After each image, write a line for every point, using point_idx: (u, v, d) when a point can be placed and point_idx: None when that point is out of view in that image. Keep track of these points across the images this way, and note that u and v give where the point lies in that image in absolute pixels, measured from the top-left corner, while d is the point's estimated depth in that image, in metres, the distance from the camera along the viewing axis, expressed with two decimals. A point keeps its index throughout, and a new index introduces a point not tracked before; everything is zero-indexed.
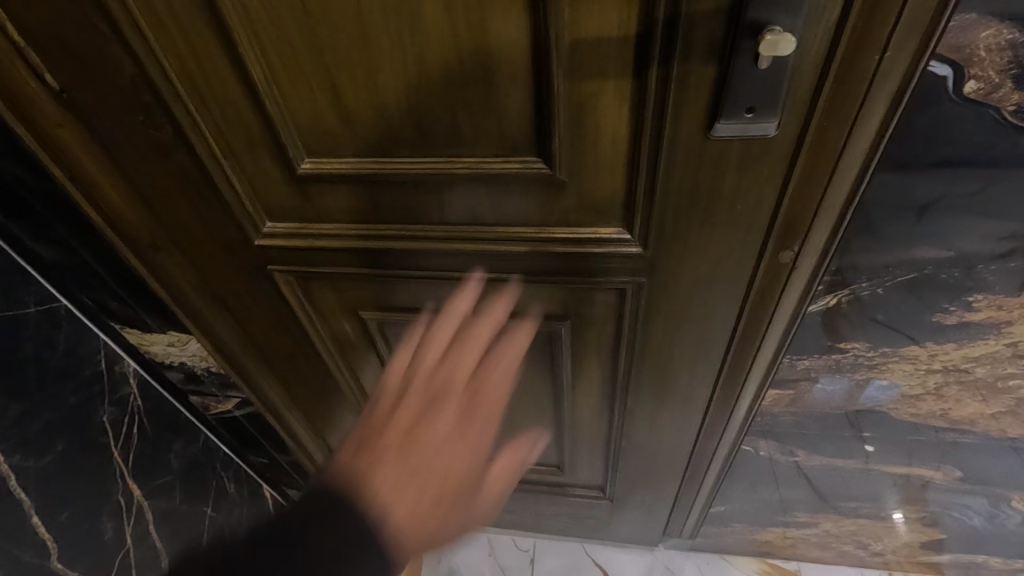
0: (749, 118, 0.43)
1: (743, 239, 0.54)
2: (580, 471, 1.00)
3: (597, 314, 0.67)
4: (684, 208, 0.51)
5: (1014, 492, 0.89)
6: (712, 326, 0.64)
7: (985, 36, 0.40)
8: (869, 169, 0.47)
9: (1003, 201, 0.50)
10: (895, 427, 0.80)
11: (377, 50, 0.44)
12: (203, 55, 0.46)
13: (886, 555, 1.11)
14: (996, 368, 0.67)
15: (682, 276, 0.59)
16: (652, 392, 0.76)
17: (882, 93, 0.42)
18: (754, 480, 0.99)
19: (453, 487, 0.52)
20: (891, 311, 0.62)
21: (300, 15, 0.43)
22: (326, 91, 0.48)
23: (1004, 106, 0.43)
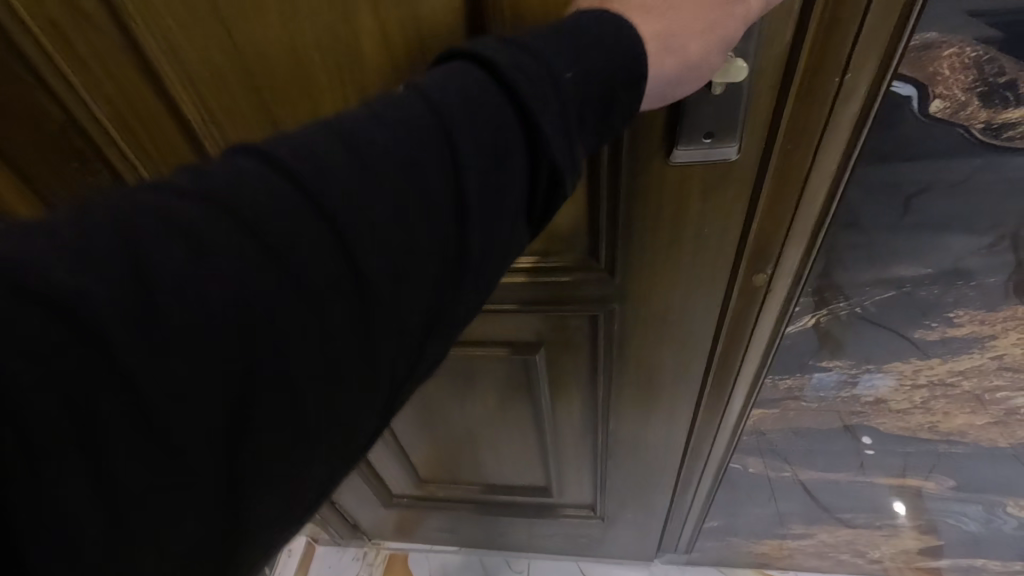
0: (707, 143, 0.41)
1: (715, 265, 0.52)
2: (569, 491, 0.98)
3: (572, 340, 0.64)
4: (649, 233, 0.49)
5: (1009, 497, 0.87)
6: (695, 346, 0.62)
7: (948, 54, 0.38)
8: (835, 194, 0.45)
9: (972, 214, 0.50)
10: (884, 438, 0.79)
11: (315, 82, 0.42)
12: (135, 96, 0.43)
13: (885, 562, 1.06)
14: (983, 381, 0.65)
15: (655, 300, 0.56)
16: (636, 411, 0.73)
17: (844, 116, 0.40)
18: (746, 493, 0.97)
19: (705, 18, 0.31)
20: (871, 326, 0.61)
21: (232, 53, 0.40)
22: (269, 132, 0.45)
23: (972, 124, 0.44)
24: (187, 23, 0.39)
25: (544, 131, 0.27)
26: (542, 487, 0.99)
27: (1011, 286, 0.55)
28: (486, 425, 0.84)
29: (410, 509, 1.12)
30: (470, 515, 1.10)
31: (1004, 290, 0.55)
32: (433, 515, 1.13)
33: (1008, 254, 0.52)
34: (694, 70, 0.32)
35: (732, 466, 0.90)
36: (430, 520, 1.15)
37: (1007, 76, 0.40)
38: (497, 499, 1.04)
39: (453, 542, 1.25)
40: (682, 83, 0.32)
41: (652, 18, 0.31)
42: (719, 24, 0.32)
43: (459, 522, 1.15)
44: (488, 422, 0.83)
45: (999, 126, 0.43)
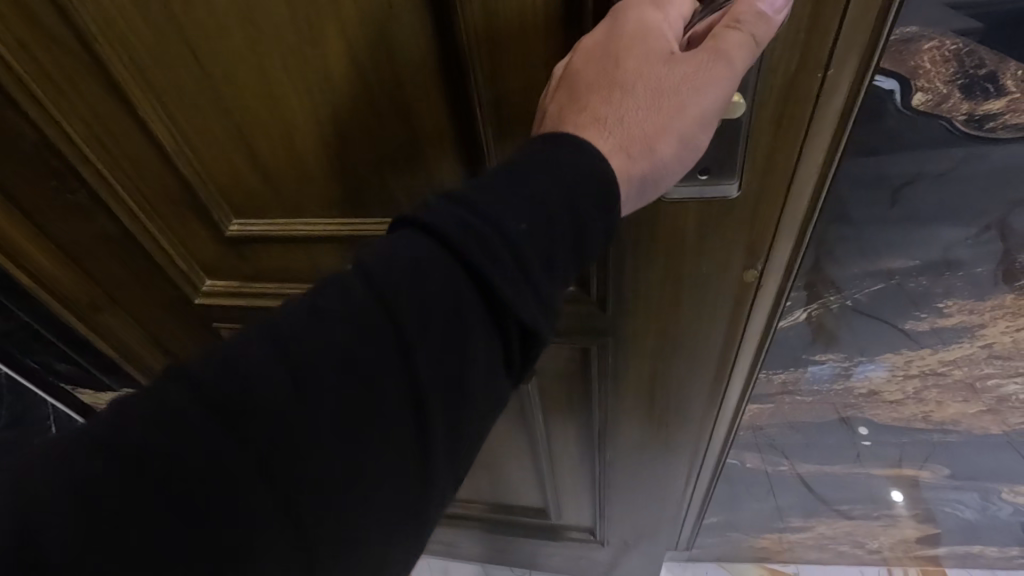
0: (703, 179, 0.44)
1: (711, 304, 0.54)
2: (569, 511, 0.97)
3: (560, 367, 0.66)
4: (641, 265, 0.51)
5: (1004, 485, 0.88)
6: (690, 361, 0.61)
7: (928, 48, 0.38)
8: (826, 183, 0.44)
9: (969, 200, 0.49)
10: (878, 430, 0.79)
11: (287, 110, 0.41)
12: (108, 119, 0.45)
13: (884, 551, 1.11)
14: (974, 370, 0.65)
15: (649, 331, 0.58)
16: (636, 433, 0.72)
17: (829, 112, 0.40)
18: (744, 489, 0.98)
19: (671, 95, 0.32)
20: (857, 320, 0.61)
21: (199, 73, 0.40)
22: (242, 152, 0.45)
23: (954, 117, 0.42)
24: (152, 46, 0.39)
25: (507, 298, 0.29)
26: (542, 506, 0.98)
27: (997, 277, 0.55)
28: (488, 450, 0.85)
29: None
30: (472, 529, 1.10)
31: (992, 281, 0.55)
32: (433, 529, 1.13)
33: (996, 243, 0.52)
34: (672, 162, 0.34)
35: (729, 462, 0.91)
36: (433, 534, 1.15)
37: (988, 68, 0.39)
38: (498, 517, 1.04)
39: (458, 558, 1.25)
40: (666, 165, 0.34)
41: (613, 131, 0.33)
42: (692, 81, 0.32)
43: (460, 537, 1.14)
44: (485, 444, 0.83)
45: (981, 118, 0.42)
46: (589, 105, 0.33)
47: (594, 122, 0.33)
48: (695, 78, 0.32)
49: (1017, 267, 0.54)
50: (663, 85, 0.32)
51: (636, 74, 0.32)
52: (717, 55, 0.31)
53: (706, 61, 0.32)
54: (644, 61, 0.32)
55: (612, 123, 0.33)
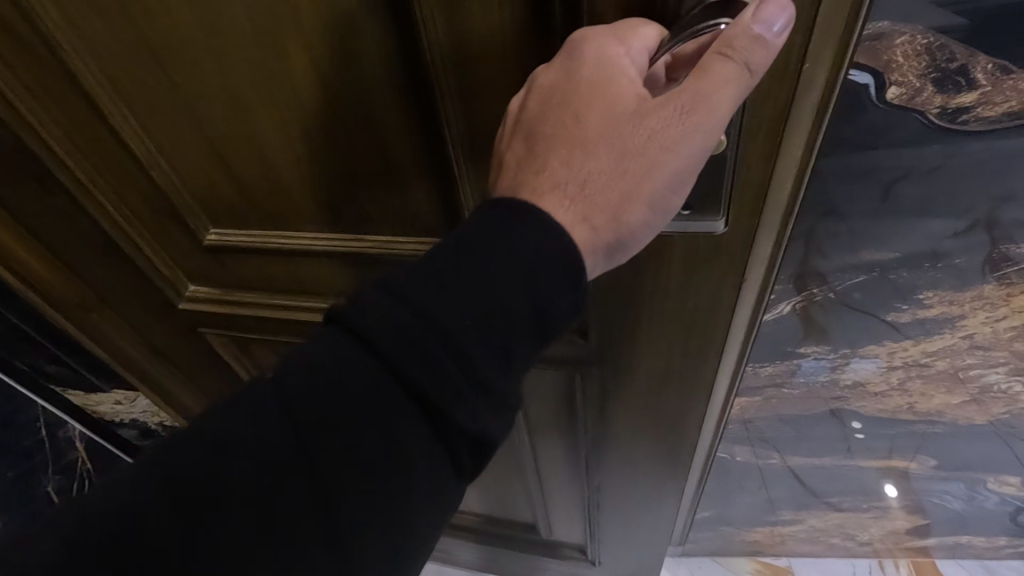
0: (687, 214, 0.45)
1: (696, 342, 0.56)
2: (560, 522, 0.96)
3: (544, 391, 0.68)
4: (623, 306, 0.53)
5: (989, 475, 0.90)
6: (679, 370, 0.60)
7: (900, 43, 0.37)
8: (804, 178, 0.45)
9: (949, 192, 0.48)
10: (869, 423, 0.80)
11: (255, 124, 0.42)
12: (84, 125, 0.46)
13: (875, 543, 1.12)
14: (956, 360, 0.65)
15: (634, 366, 0.59)
16: (622, 459, 0.73)
17: (805, 110, 0.39)
18: (734, 483, 0.99)
19: (634, 154, 0.32)
20: (841, 314, 0.61)
21: (168, 84, 0.41)
22: (215, 161, 0.46)
23: (927, 110, 0.41)
24: (122, 55, 0.40)
25: (459, 380, 0.32)
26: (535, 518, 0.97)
27: (982, 265, 0.54)
28: (489, 470, 0.88)
29: None
30: (466, 533, 1.10)
31: (978, 270, 0.54)
32: None
33: (981, 236, 0.51)
34: (643, 221, 0.34)
35: (719, 455, 0.92)
36: None
37: (959, 61, 0.38)
38: (493, 520, 1.05)
39: (454, 564, 1.24)
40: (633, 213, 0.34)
41: (577, 199, 0.34)
42: (665, 139, 0.32)
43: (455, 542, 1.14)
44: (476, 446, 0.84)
45: (953, 110, 0.41)
46: (547, 168, 0.34)
47: (553, 187, 0.34)
48: (673, 122, 0.31)
49: (1000, 258, 0.53)
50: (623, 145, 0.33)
51: (596, 131, 0.33)
52: (690, 110, 0.31)
53: (690, 102, 0.31)
54: (605, 116, 0.33)
55: (570, 185, 0.34)
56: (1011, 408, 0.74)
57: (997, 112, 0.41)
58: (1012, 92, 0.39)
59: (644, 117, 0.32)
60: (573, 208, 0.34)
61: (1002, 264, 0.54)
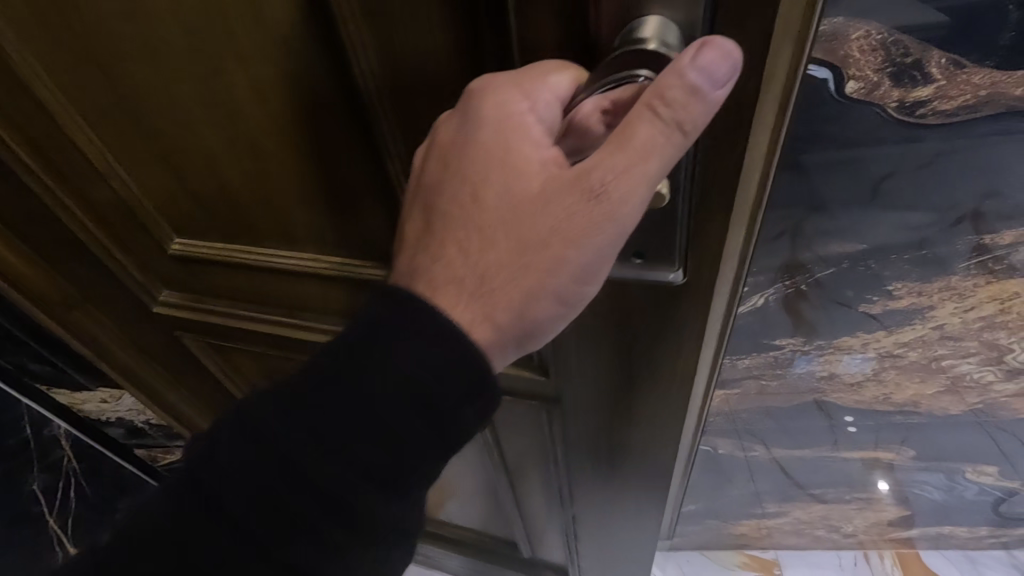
0: (639, 263, 0.40)
1: (660, 394, 0.54)
2: (542, 537, 0.94)
3: (516, 417, 0.68)
4: (580, 352, 0.51)
5: (967, 465, 0.91)
6: (648, 408, 0.56)
7: (856, 37, 0.38)
8: (770, 172, 0.45)
9: (924, 188, 0.48)
10: (864, 421, 0.83)
11: (207, 136, 0.42)
12: (44, 135, 0.47)
13: (859, 535, 1.14)
14: (928, 351, 0.66)
15: (601, 410, 0.58)
16: (594, 493, 0.72)
17: (769, 101, 0.40)
18: (718, 477, 1.00)
19: (540, 244, 0.33)
20: (826, 314, 0.63)
21: (121, 98, 0.42)
22: (171, 175, 0.47)
23: (886, 103, 0.42)
24: (76, 69, 0.41)
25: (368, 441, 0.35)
26: (519, 532, 0.96)
27: (968, 250, 0.54)
28: (474, 480, 0.90)
29: None
30: (454, 536, 1.11)
31: (946, 260, 0.55)
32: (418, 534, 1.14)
33: (969, 234, 0.52)
34: (551, 305, 0.36)
35: (702, 448, 0.93)
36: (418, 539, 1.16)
37: (913, 56, 0.39)
38: (478, 525, 1.04)
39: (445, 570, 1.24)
40: (540, 299, 0.35)
41: (481, 292, 0.35)
42: (570, 227, 0.33)
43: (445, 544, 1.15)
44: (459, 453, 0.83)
45: (911, 104, 0.42)
46: (444, 255, 0.35)
47: (451, 279, 0.35)
48: (586, 194, 0.32)
49: (970, 247, 0.53)
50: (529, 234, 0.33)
51: (500, 212, 0.34)
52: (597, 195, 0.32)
53: (626, 159, 0.30)
54: (505, 191, 0.33)
55: (474, 268, 0.35)
56: (985, 398, 0.75)
57: (953, 105, 0.42)
58: (966, 85, 0.40)
59: (548, 204, 0.33)
60: (478, 296, 0.35)
61: (968, 255, 0.54)
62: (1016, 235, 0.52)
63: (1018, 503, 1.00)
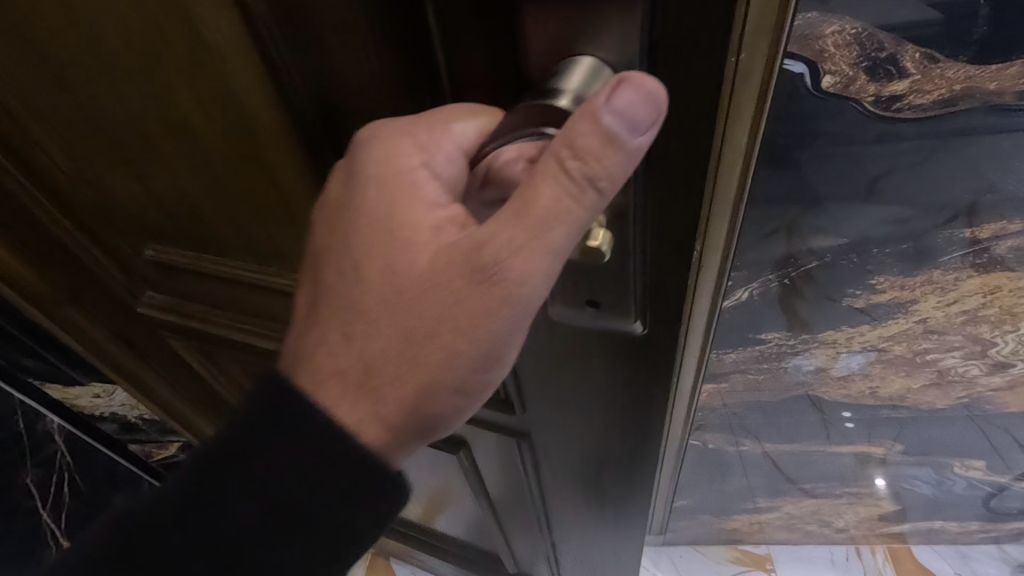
0: (592, 311, 0.38)
1: (630, 436, 0.51)
2: (525, 554, 0.92)
3: (487, 448, 0.65)
4: (545, 390, 0.48)
5: (956, 459, 0.92)
6: (615, 444, 0.53)
7: (830, 32, 0.38)
8: (750, 166, 0.46)
9: (906, 188, 0.49)
10: (864, 418, 0.83)
11: (170, 157, 0.44)
12: (18, 139, 0.48)
13: (851, 530, 1.14)
14: (912, 345, 0.67)
15: (572, 445, 0.55)
16: (571, 518, 0.70)
17: (748, 93, 0.40)
18: (708, 472, 1.01)
19: (427, 332, 0.35)
20: (821, 314, 0.63)
21: (84, 110, 0.43)
22: (138, 184, 0.48)
23: (863, 98, 0.42)
24: (39, 79, 0.42)
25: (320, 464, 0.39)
26: (503, 547, 0.94)
27: (948, 243, 0.54)
28: (455, 496, 0.89)
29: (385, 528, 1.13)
30: (442, 542, 1.10)
31: (926, 254, 0.55)
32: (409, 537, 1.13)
33: (963, 229, 0.53)
34: (444, 387, 0.37)
35: (691, 443, 0.93)
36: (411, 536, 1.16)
37: (887, 50, 0.39)
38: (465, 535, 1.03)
39: None
40: (431, 386, 0.37)
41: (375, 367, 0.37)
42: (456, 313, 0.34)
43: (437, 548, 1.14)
44: (433, 469, 0.81)
45: (887, 99, 0.42)
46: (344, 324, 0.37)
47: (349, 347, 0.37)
48: (477, 272, 0.32)
49: (949, 241, 0.54)
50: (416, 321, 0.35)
51: (397, 289, 0.35)
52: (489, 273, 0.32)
53: (525, 228, 0.30)
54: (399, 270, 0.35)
55: (364, 339, 0.37)
56: (970, 392, 0.76)
57: (928, 100, 0.42)
58: (940, 80, 0.40)
59: (433, 286, 0.34)
60: (371, 375, 0.37)
61: (946, 249, 0.55)
62: (994, 229, 0.53)
63: (1008, 499, 1.01)
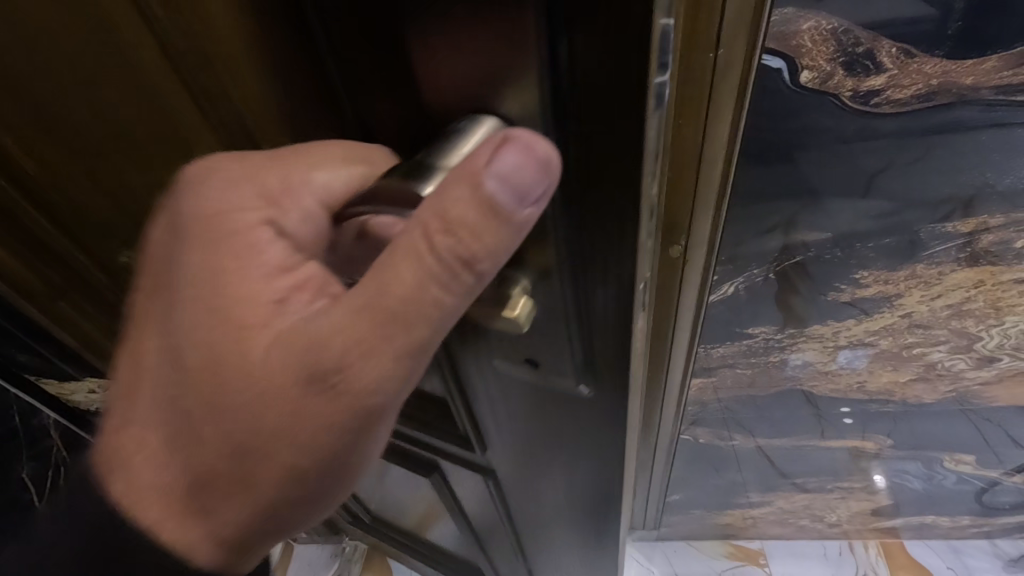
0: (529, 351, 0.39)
1: (593, 469, 0.50)
2: (505, 568, 0.89)
3: (461, 471, 0.64)
4: (508, 421, 0.48)
5: (946, 454, 0.92)
6: (575, 475, 0.52)
7: (806, 28, 0.39)
8: (731, 161, 0.46)
9: (893, 183, 0.50)
10: (862, 414, 0.84)
11: (127, 180, 0.45)
12: None
13: (844, 525, 1.15)
14: (898, 339, 0.68)
15: (540, 474, 0.54)
16: (548, 537, 0.68)
17: (727, 86, 0.41)
18: (700, 467, 1.01)
19: (260, 440, 0.37)
20: (815, 311, 0.64)
21: (30, 142, 0.43)
22: (98, 203, 0.50)
23: (841, 92, 0.43)
24: None
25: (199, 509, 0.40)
26: (484, 559, 0.93)
27: (929, 238, 0.55)
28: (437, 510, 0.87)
29: (374, 533, 1.11)
30: (431, 552, 1.08)
31: (908, 248, 0.56)
32: (399, 544, 1.11)
33: (957, 223, 0.53)
34: (286, 485, 0.40)
35: (682, 438, 0.93)
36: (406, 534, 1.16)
37: (864, 46, 0.39)
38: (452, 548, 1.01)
39: None
40: (271, 484, 0.39)
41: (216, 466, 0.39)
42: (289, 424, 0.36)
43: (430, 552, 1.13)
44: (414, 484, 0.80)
45: (866, 94, 0.43)
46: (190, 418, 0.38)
47: (195, 440, 0.38)
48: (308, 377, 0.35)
49: (932, 235, 0.54)
50: (275, 428, 0.37)
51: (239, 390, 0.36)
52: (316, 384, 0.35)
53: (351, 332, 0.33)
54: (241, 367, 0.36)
55: (204, 440, 0.38)
56: (957, 387, 0.76)
57: (906, 95, 0.42)
58: (918, 75, 0.41)
59: (267, 394, 0.36)
60: (218, 471, 0.39)
61: (930, 244, 0.55)
62: (976, 223, 0.53)
63: (1000, 493, 1.01)
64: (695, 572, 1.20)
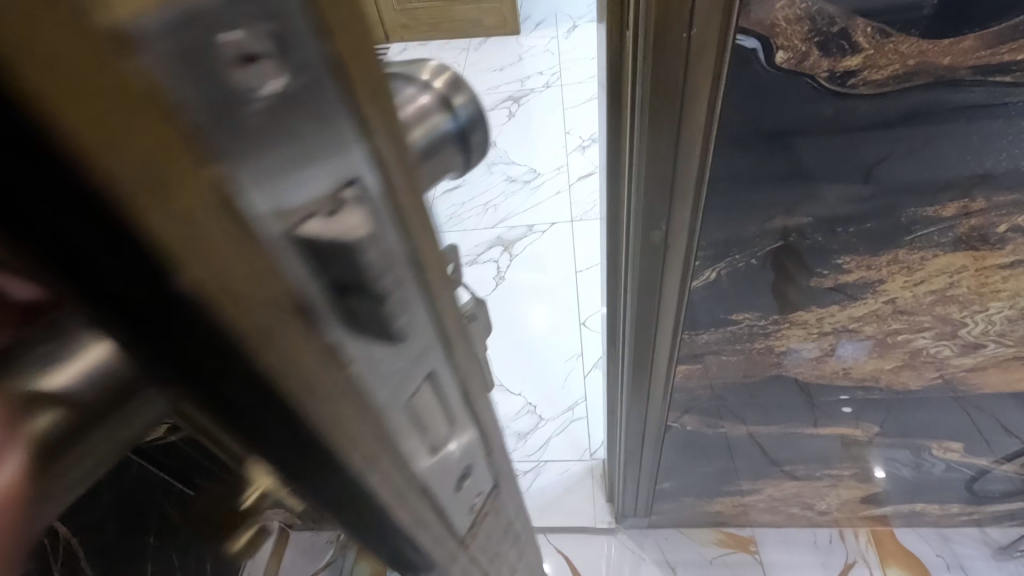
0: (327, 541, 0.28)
1: None
2: None
3: None
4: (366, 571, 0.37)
5: (935, 442, 0.93)
6: None
7: (780, 7, 0.38)
8: (708, 148, 0.46)
9: (877, 167, 0.49)
10: (859, 402, 0.84)
11: None
12: None
13: (834, 513, 1.16)
14: (883, 326, 0.68)
15: None
16: None
17: (702, 67, 0.41)
18: (690, 455, 1.01)
19: None
20: (807, 298, 0.64)
21: None
22: None
23: (817, 73, 0.42)
24: None
25: None
26: None
27: (910, 223, 0.54)
28: None
29: None
30: None
31: (890, 233, 0.56)
32: None
33: (942, 209, 0.53)
34: None
35: (670, 427, 0.93)
36: None
37: (839, 25, 0.39)
38: None
39: None
40: None
41: None
42: None
43: None
44: None
45: (842, 75, 0.42)
46: None
47: None
48: None
49: (916, 219, 0.54)
50: None
51: None
52: None
53: None
54: None
55: None
56: (943, 373, 0.76)
57: (883, 75, 0.42)
58: (894, 55, 0.41)
59: None
60: None
61: (913, 229, 0.55)
62: (957, 208, 0.53)
63: (989, 481, 1.02)
64: (686, 559, 1.21)
